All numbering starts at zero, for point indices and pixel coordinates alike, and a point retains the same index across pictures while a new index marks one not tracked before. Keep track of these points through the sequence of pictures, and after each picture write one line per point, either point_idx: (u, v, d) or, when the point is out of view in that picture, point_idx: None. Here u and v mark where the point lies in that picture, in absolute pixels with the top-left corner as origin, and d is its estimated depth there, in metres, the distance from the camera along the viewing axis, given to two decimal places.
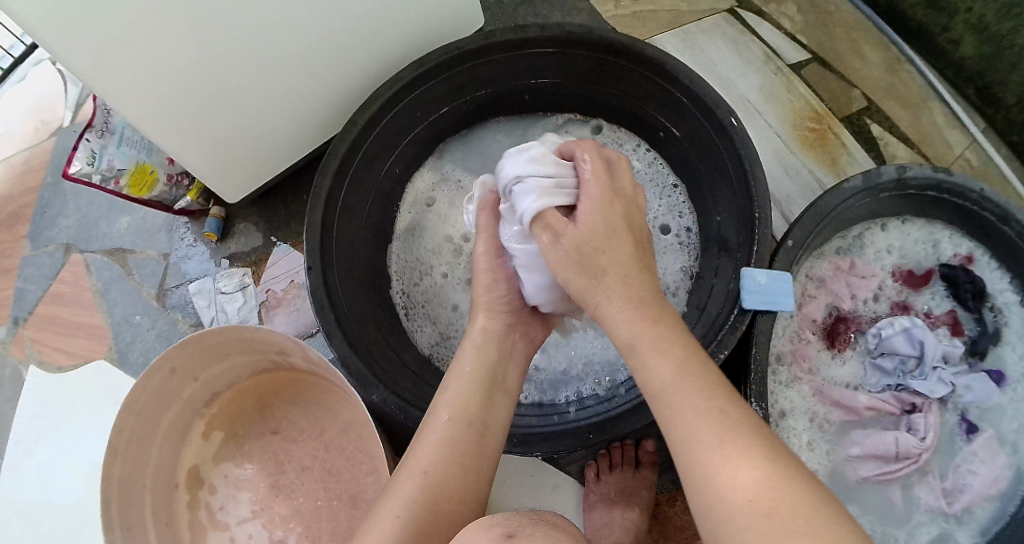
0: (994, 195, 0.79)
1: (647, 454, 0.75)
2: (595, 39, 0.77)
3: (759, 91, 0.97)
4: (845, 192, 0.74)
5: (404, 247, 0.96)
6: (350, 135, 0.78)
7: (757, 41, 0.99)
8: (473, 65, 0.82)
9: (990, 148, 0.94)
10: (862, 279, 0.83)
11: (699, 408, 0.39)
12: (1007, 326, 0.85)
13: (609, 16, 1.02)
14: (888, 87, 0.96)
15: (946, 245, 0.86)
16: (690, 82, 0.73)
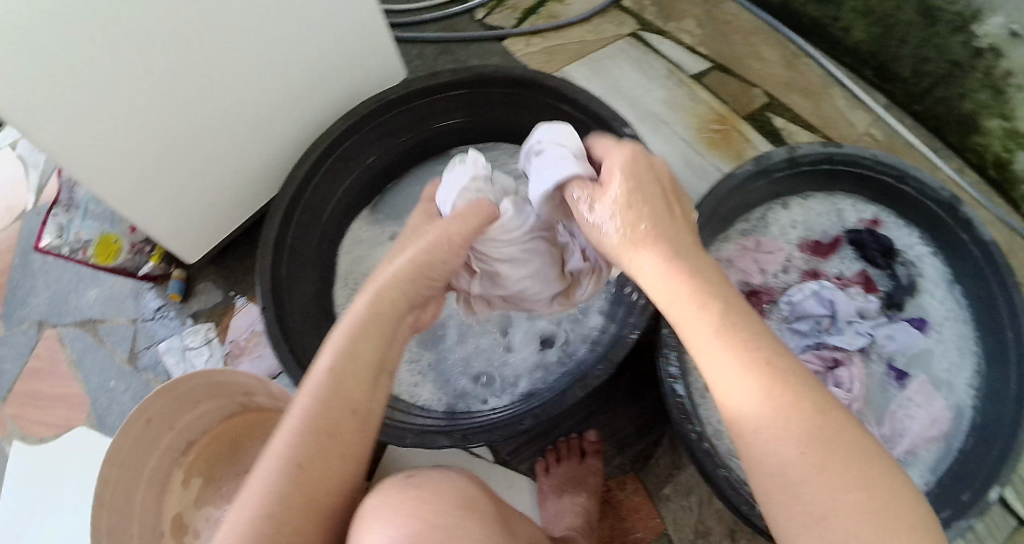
0: (885, 157, 0.84)
1: (590, 443, 0.81)
2: (501, 77, 0.85)
3: (666, 105, 0.95)
4: (739, 176, 0.80)
5: (351, 284, 1.01)
6: (291, 187, 0.84)
7: (661, 58, 0.99)
8: (398, 112, 0.89)
9: (892, 121, 1.00)
10: (769, 254, 0.91)
11: (781, 399, 0.41)
12: (921, 276, 0.90)
13: (519, 54, 1.02)
14: (788, 81, 0.99)
15: (850, 213, 0.94)
16: (587, 102, 0.80)
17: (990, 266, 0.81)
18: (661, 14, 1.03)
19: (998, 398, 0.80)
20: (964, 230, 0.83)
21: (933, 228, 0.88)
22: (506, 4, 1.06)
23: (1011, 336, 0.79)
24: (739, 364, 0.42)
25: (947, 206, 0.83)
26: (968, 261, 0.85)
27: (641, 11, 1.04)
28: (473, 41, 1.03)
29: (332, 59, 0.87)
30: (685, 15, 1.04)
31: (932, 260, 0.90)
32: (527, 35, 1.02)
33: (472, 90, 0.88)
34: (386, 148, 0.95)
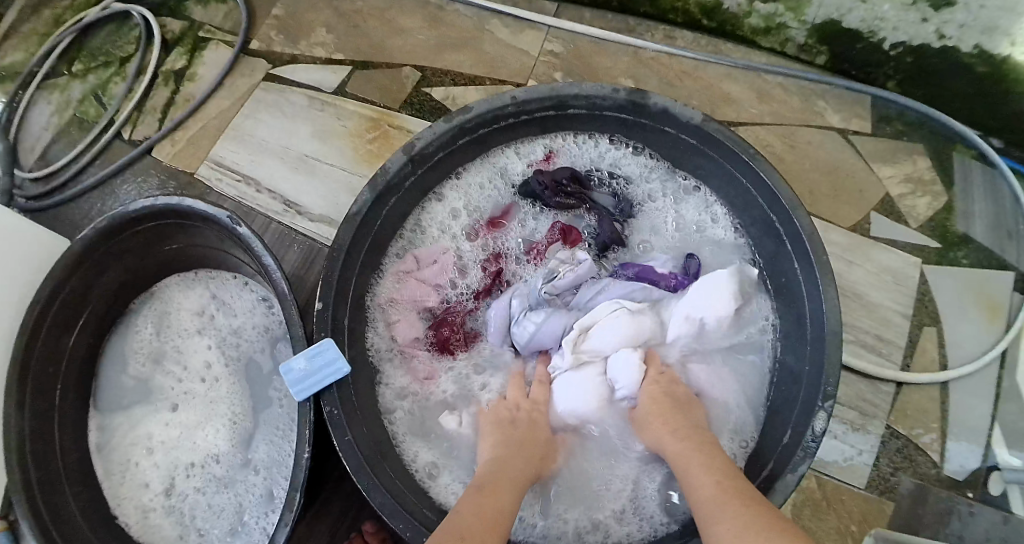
0: (528, 95, 0.65)
1: (371, 535, 0.71)
2: (115, 218, 0.73)
3: (313, 138, 0.83)
4: (354, 222, 0.62)
5: (119, 498, 0.81)
6: (11, 425, 0.70)
7: (297, 88, 0.87)
8: (65, 292, 0.75)
9: (567, 24, 0.87)
10: (435, 265, 0.72)
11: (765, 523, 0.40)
12: (621, 184, 0.76)
13: (169, 157, 0.91)
14: (437, 42, 0.86)
15: (514, 164, 0.76)
16: (192, 207, 0.69)
17: (709, 142, 0.66)
18: (290, 40, 0.92)
19: (785, 286, 0.66)
20: (663, 121, 0.68)
21: (627, 130, 0.72)
22: (146, 112, 0.98)
23: (769, 209, 0.65)
24: (715, 482, 0.46)
25: (633, 105, 0.66)
26: (678, 145, 0.71)
27: (270, 47, 0.92)
28: (129, 165, 0.93)
29: None
30: (312, 26, 0.92)
31: (626, 158, 0.76)
32: (168, 134, 0.92)
33: (110, 238, 0.75)
34: (76, 330, 0.80)
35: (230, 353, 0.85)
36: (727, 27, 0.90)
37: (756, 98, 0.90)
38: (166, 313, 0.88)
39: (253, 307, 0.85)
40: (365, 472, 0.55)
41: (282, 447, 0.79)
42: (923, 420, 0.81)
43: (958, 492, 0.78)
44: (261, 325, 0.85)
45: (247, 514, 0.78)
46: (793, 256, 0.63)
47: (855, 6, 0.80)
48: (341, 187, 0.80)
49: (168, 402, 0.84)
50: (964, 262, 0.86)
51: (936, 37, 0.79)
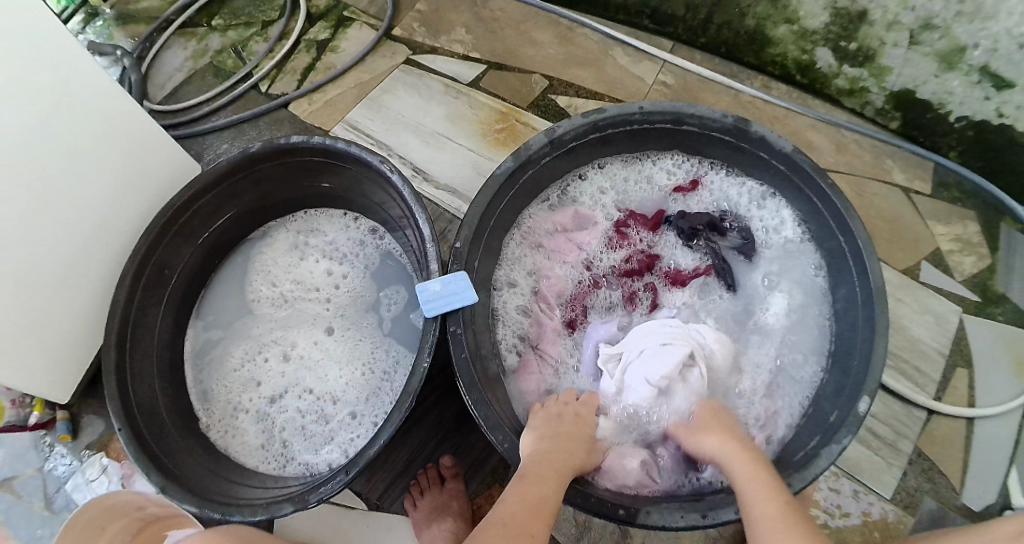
0: (653, 107, 0.76)
1: (446, 467, 0.78)
2: (260, 147, 0.82)
3: (446, 120, 0.95)
4: (497, 181, 0.72)
5: (206, 400, 0.88)
6: (118, 309, 0.78)
7: (434, 76, 0.99)
8: (196, 207, 0.84)
9: (682, 61, 0.99)
10: (583, 234, 0.84)
11: (769, 491, 0.55)
12: (759, 219, 0.84)
13: (306, 114, 1.03)
14: (565, 58, 0.98)
15: (658, 173, 0.86)
16: (343, 145, 0.79)
17: (797, 172, 0.76)
18: (430, 33, 1.04)
19: (847, 297, 0.74)
20: (761, 148, 0.78)
21: (737, 157, 0.82)
22: (284, 71, 1.10)
23: (840, 234, 0.74)
24: (773, 503, 0.54)
25: (737, 130, 0.77)
26: (780, 176, 0.80)
27: (411, 36, 1.05)
28: (265, 115, 1.04)
29: (114, 154, 0.85)
30: (453, 26, 1.05)
31: (767, 195, 0.84)
32: (308, 94, 1.03)
33: (250, 164, 0.84)
34: (196, 246, 0.88)
35: (353, 290, 0.93)
36: (817, 84, 1.03)
37: (834, 149, 1.02)
38: (301, 242, 0.96)
39: (362, 249, 0.94)
40: (476, 389, 0.64)
41: (379, 379, 0.85)
42: (948, 449, 0.90)
43: (974, 521, 0.85)
44: (386, 271, 0.93)
45: (339, 434, 0.83)
46: (856, 279, 0.72)
47: (930, 78, 0.91)
48: (467, 164, 0.91)
49: (286, 320, 0.93)
50: (1000, 317, 0.96)
51: (996, 115, 0.90)
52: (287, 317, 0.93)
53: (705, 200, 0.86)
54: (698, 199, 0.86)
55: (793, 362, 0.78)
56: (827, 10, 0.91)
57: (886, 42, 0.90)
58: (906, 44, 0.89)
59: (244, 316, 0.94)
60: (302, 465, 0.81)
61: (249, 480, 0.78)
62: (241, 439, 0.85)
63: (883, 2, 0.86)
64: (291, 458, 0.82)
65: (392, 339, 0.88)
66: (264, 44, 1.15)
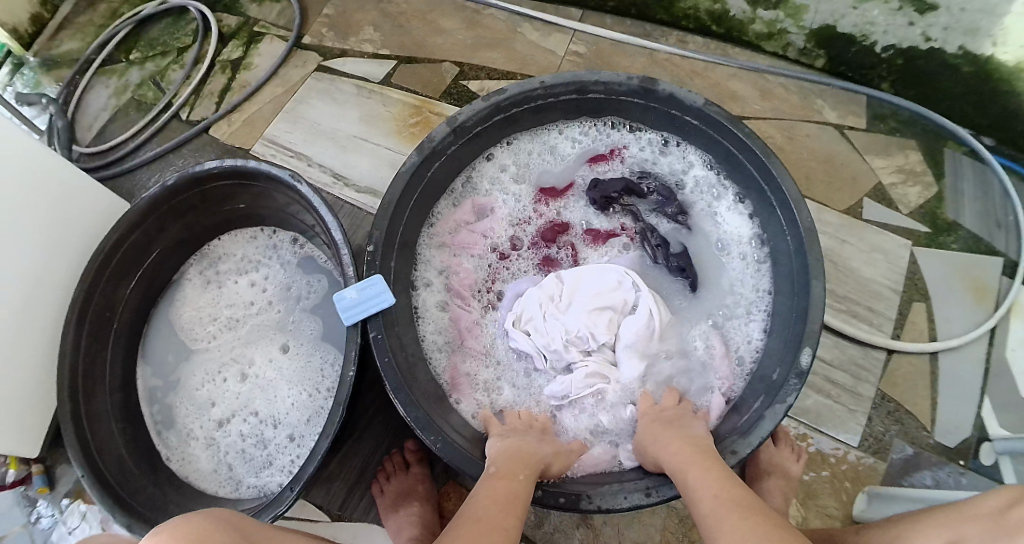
0: (554, 79, 0.74)
1: (411, 452, 0.79)
2: (179, 178, 0.81)
3: (362, 121, 0.93)
4: (403, 179, 0.71)
5: (163, 434, 0.87)
6: (67, 360, 0.77)
7: (346, 79, 0.97)
8: (128, 247, 0.83)
9: (591, 27, 0.96)
10: (488, 219, 0.81)
11: (711, 469, 0.55)
12: (670, 173, 0.82)
13: (226, 137, 1.01)
14: (473, 42, 0.96)
15: (564, 145, 0.83)
16: (257, 165, 0.78)
17: (713, 125, 0.74)
18: (339, 36, 1.03)
19: (777, 249, 0.75)
20: (672, 106, 0.76)
21: (651, 117, 0.80)
22: (202, 96, 1.08)
23: (761, 180, 0.73)
24: (716, 480, 0.53)
25: (644, 91, 0.75)
26: (689, 130, 0.78)
27: (321, 42, 1.03)
28: (187, 143, 1.03)
29: (48, 209, 0.84)
30: (362, 26, 1.03)
31: (676, 142, 0.82)
32: (225, 116, 1.02)
33: (167, 196, 0.82)
34: (133, 284, 0.87)
35: (276, 303, 0.90)
36: (734, 33, 0.99)
37: (760, 96, 0.98)
38: (211, 272, 0.94)
39: (274, 262, 0.92)
40: (403, 391, 0.64)
41: (312, 389, 0.84)
42: (913, 388, 0.89)
43: (949, 459, 0.86)
44: (309, 278, 0.90)
45: (278, 457, 0.82)
46: (784, 223, 0.72)
47: (848, 11, 0.89)
48: (386, 163, 0.89)
49: (216, 345, 0.90)
50: (953, 246, 0.94)
51: (924, 40, 0.89)
52: (220, 343, 0.90)
53: (624, 166, 0.83)
54: (612, 167, 0.83)
55: (732, 328, 0.76)
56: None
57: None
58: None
59: (181, 348, 0.91)
60: (251, 487, 0.81)
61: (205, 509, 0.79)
62: (193, 466, 0.84)
63: None
64: (239, 480, 0.82)
65: (317, 349, 0.87)
66: (180, 72, 1.14)
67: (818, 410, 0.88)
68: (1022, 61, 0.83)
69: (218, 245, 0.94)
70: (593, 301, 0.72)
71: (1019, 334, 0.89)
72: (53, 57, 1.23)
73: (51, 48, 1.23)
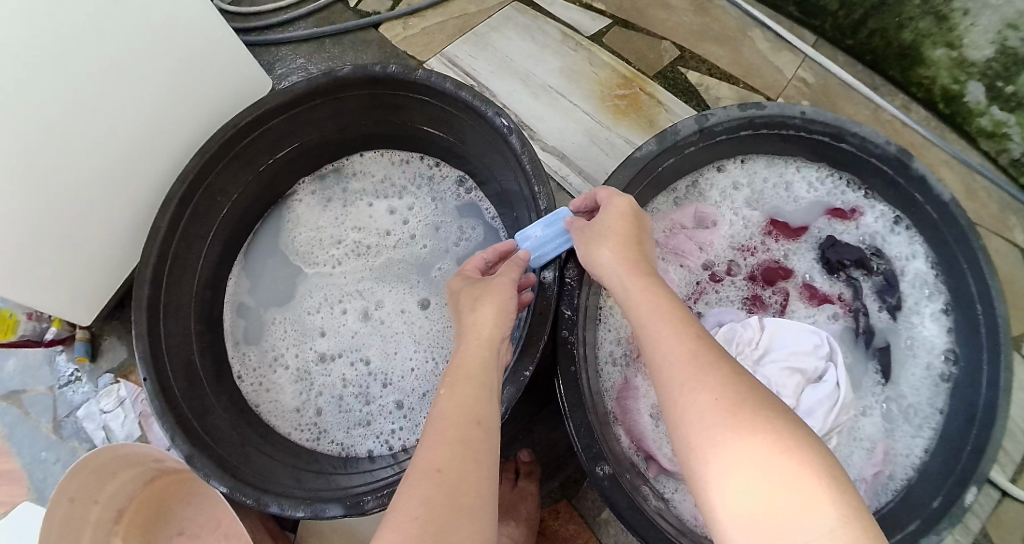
0: (817, 114, 0.67)
1: (524, 464, 0.70)
2: (355, 75, 0.68)
3: (560, 73, 0.82)
4: (638, 161, 0.64)
5: (242, 347, 0.78)
6: (158, 236, 0.65)
7: (551, 21, 0.86)
8: (264, 133, 0.71)
9: (824, 60, 0.87)
10: (706, 229, 0.75)
11: (680, 330, 0.45)
12: (897, 259, 0.75)
13: (399, 41, 0.88)
14: (699, 30, 0.86)
15: (801, 187, 0.76)
16: (458, 89, 0.66)
17: (948, 224, 0.67)
18: None
19: (970, 374, 0.68)
20: (916, 189, 0.69)
21: (896, 192, 0.72)
22: None
23: (978, 303, 0.67)
24: (683, 350, 0.43)
25: (896, 163, 0.68)
26: (923, 219, 0.71)
27: None
28: (350, 34, 0.89)
29: (197, 59, 0.72)
30: None
31: (906, 224, 0.74)
32: (403, 16, 0.88)
33: (331, 96, 0.70)
34: (253, 176, 0.75)
35: (421, 237, 0.80)
36: (957, 119, 0.92)
37: (964, 195, 0.92)
38: (342, 188, 0.83)
39: (433, 207, 0.81)
40: (580, 413, 0.59)
41: (439, 358, 0.73)
42: (1012, 533, 0.85)
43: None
44: (462, 224, 0.80)
45: (377, 421, 0.72)
46: (984, 355, 0.66)
47: None
48: (581, 130, 0.79)
49: (341, 270, 0.80)
50: None
51: None
52: (346, 269, 0.80)
53: (858, 232, 0.75)
54: (849, 229, 0.75)
55: (899, 436, 0.71)
56: (994, 46, 0.81)
57: None
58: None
59: (291, 261, 0.81)
60: (334, 443, 0.72)
61: (281, 450, 0.69)
62: (271, 397, 0.75)
63: None
64: (324, 431, 0.73)
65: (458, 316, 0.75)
66: None
67: None
68: None
69: (359, 160, 0.83)
70: (788, 359, 0.66)
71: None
72: None
73: None
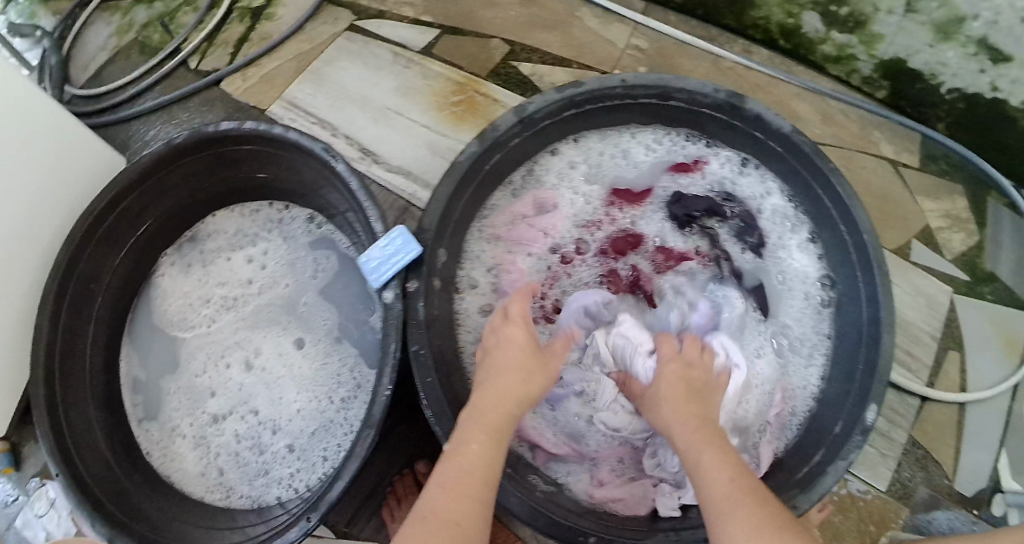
0: (637, 79, 0.66)
1: (426, 474, 0.70)
2: (186, 139, 0.69)
3: (397, 92, 0.84)
4: (461, 167, 0.63)
5: (148, 422, 0.77)
6: (42, 335, 0.66)
7: (383, 43, 0.88)
8: (126, 209, 0.72)
9: (655, 23, 0.89)
10: (549, 215, 0.75)
11: (728, 461, 0.47)
12: (749, 198, 0.76)
13: (239, 93, 0.90)
14: (528, 20, 0.88)
15: (639, 151, 0.77)
16: (274, 129, 0.67)
17: (795, 153, 0.68)
18: None
19: (847, 294, 0.69)
20: (756, 127, 0.69)
21: (735, 135, 0.73)
22: (216, 44, 0.96)
23: (842, 224, 0.67)
24: (730, 479, 0.45)
25: (730, 107, 0.68)
26: (770, 154, 0.71)
27: None
28: (194, 95, 0.91)
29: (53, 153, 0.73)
30: None
31: (750, 162, 0.75)
32: (241, 68, 0.90)
33: (175, 163, 0.71)
34: (127, 254, 0.76)
35: (279, 279, 0.81)
36: (801, 50, 0.94)
37: (821, 121, 0.94)
38: (198, 250, 0.83)
39: (291, 248, 0.82)
40: (446, 420, 0.56)
41: (325, 390, 0.75)
42: (939, 435, 0.86)
43: (964, 507, 0.83)
44: (314, 255, 0.81)
45: (275, 467, 0.73)
46: (859, 270, 0.66)
47: (924, 49, 0.84)
48: (422, 143, 0.81)
49: (215, 329, 0.80)
50: (989, 297, 0.91)
51: (989, 89, 0.84)
52: (221, 326, 0.80)
53: (705, 182, 0.77)
54: (694, 180, 0.77)
55: (794, 368, 0.72)
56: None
57: (879, 9, 0.81)
58: (901, 11, 0.80)
59: (164, 336, 0.80)
60: (244, 498, 0.72)
61: (186, 515, 0.69)
62: (178, 466, 0.74)
63: None
64: (232, 487, 0.73)
65: (331, 347, 0.77)
66: (194, 13, 0.99)
67: None
68: None
69: (210, 221, 0.83)
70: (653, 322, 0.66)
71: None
72: None
73: None
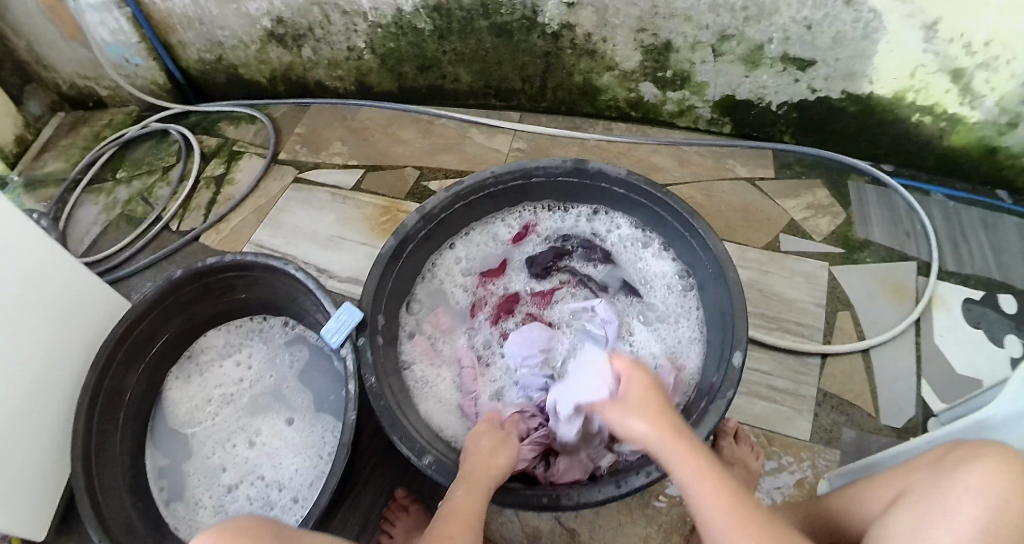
0: (501, 169, 0.89)
1: (402, 497, 0.88)
2: (182, 274, 0.90)
3: (338, 223, 1.07)
4: (383, 260, 0.83)
5: (171, 503, 0.93)
6: (80, 437, 0.84)
7: (320, 189, 1.12)
8: (135, 332, 0.91)
9: (530, 128, 1.14)
10: (443, 310, 0.95)
11: (721, 483, 0.57)
12: (596, 232, 0.98)
13: (214, 243, 1.13)
14: (429, 148, 1.13)
15: (503, 231, 0.99)
16: (252, 257, 0.89)
17: (636, 190, 0.88)
18: (312, 151, 1.19)
19: (697, 268, 0.87)
20: (601, 181, 0.90)
21: (575, 195, 0.96)
22: (191, 207, 1.22)
23: (676, 224, 0.87)
24: (724, 501, 0.55)
25: (578, 171, 0.90)
26: (614, 196, 0.93)
27: (295, 157, 1.19)
28: (178, 250, 1.14)
29: (70, 298, 0.93)
30: (331, 143, 1.19)
31: (588, 209, 0.98)
32: (215, 224, 1.14)
33: (171, 295, 0.92)
34: (140, 368, 0.95)
35: (267, 372, 1.02)
36: (650, 116, 1.18)
37: (679, 163, 1.15)
38: (195, 364, 1.03)
39: (266, 353, 1.03)
40: (399, 428, 0.72)
41: (311, 453, 0.94)
42: (852, 379, 0.95)
43: (900, 437, 0.90)
44: (290, 349, 1.03)
45: (283, 518, 0.89)
46: (696, 244, 0.84)
47: (742, 80, 1.06)
48: (363, 255, 1.03)
49: (219, 420, 0.99)
50: (867, 261, 1.04)
51: (810, 91, 1.05)
52: (223, 419, 0.99)
53: (541, 238, 0.99)
54: (530, 241, 0.99)
55: (677, 334, 0.88)
56: (637, 51, 1.05)
57: (693, 63, 1.05)
58: (711, 59, 1.04)
59: (180, 434, 0.98)
60: None
61: None
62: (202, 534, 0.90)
63: (679, 32, 1.00)
64: None
65: (314, 425, 0.96)
66: (166, 187, 1.27)
67: (766, 414, 0.93)
68: (896, 92, 1.00)
69: (201, 339, 1.04)
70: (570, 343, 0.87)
71: (943, 323, 0.98)
72: (38, 177, 1.37)
73: (33, 168, 1.39)
